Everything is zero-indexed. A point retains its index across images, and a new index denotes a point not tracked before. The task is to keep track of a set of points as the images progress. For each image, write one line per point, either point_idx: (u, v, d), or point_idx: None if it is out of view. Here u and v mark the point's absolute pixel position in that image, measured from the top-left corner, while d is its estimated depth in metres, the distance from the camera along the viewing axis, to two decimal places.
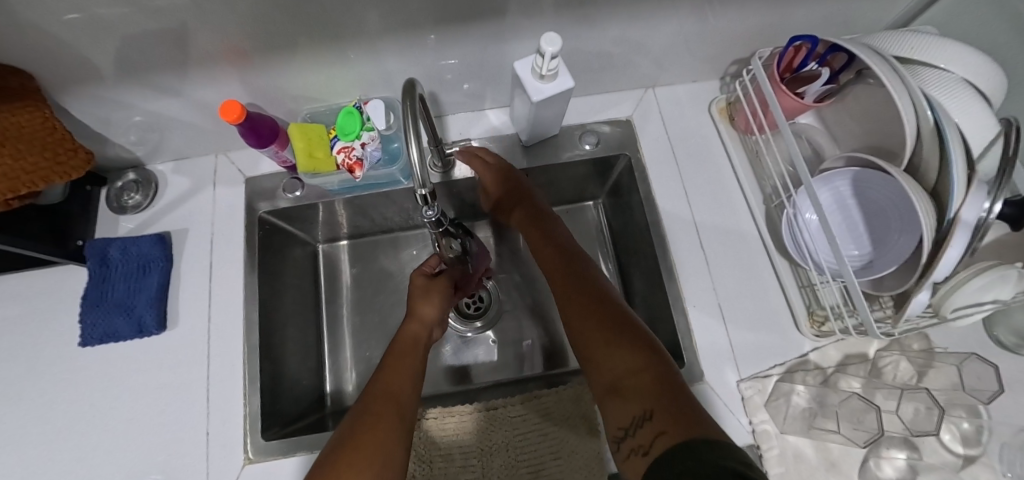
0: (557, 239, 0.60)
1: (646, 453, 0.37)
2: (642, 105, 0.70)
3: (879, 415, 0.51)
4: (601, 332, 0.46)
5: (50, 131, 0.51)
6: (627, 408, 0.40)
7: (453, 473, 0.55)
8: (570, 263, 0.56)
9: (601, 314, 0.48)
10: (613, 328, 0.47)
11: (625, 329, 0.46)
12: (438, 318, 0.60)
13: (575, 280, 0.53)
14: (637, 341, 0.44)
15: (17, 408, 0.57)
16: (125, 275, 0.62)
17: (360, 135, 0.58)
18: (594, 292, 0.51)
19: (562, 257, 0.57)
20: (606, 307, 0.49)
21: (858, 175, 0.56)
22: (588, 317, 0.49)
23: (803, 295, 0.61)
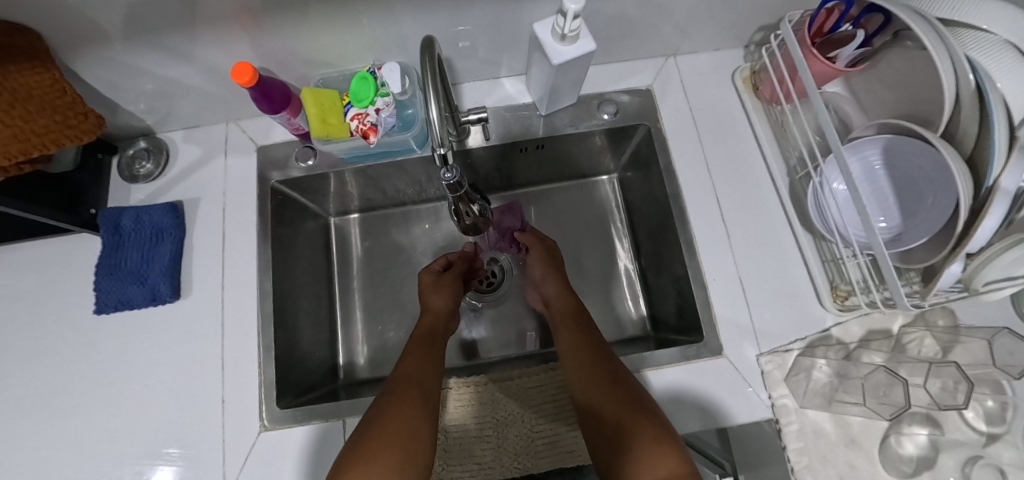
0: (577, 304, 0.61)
1: None
2: (663, 74, 0.68)
3: (907, 389, 0.50)
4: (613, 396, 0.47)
5: (60, 94, 0.50)
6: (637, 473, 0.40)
7: (469, 445, 0.55)
8: (585, 324, 0.57)
9: (613, 373, 0.49)
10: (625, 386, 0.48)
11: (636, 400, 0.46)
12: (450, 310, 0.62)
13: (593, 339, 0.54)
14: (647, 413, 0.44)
15: (36, 375, 0.57)
16: (138, 243, 0.61)
17: (375, 101, 0.56)
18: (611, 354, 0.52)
19: (577, 323, 0.57)
20: (613, 367, 0.50)
21: (889, 143, 0.54)
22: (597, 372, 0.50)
23: (827, 269, 0.59)
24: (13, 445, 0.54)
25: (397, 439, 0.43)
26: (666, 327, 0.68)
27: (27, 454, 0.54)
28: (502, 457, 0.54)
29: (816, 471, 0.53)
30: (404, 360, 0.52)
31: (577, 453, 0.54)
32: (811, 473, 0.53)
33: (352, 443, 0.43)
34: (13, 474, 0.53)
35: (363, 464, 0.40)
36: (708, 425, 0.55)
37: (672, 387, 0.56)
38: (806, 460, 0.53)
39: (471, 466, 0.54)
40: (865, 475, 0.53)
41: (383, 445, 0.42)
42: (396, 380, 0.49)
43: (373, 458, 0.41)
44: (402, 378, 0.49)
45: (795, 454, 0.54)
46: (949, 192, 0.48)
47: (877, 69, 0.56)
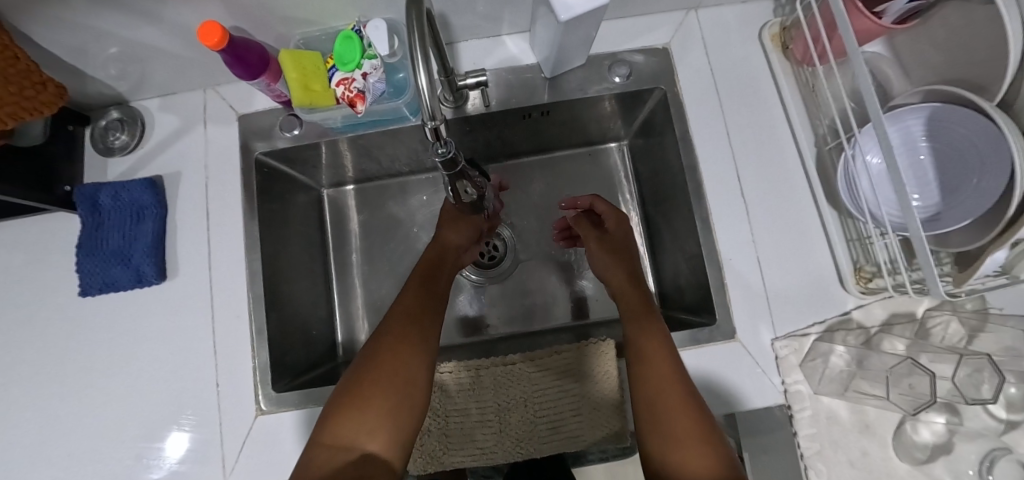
0: (647, 296, 0.55)
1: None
2: (683, 31, 0.61)
3: (934, 381, 0.48)
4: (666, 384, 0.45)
5: (12, 61, 0.45)
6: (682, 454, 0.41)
7: (470, 428, 0.53)
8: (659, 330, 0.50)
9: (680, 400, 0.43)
10: (689, 411, 0.43)
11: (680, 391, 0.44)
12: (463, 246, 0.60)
13: (665, 354, 0.47)
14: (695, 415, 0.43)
15: (28, 359, 0.56)
16: (118, 222, 0.58)
17: (361, 64, 0.51)
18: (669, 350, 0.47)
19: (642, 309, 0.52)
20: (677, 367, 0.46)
21: (935, 113, 0.48)
22: (673, 399, 0.44)
23: (852, 249, 0.55)
24: (14, 425, 0.55)
25: (386, 392, 0.43)
26: (676, 305, 0.65)
27: (31, 435, 0.54)
28: (503, 440, 0.53)
29: (826, 458, 0.52)
30: (405, 304, 0.50)
31: (580, 438, 0.52)
32: (821, 459, 0.52)
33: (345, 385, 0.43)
34: (20, 454, 0.54)
35: (354, 409, 0.42)
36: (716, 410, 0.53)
37: None
38: (817, 446, 0.52)
39: (472, 449, 0.52)
40: (877, 462, 0.52)
41: (376, 395, 0.42)
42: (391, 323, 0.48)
43: (368, 405, 0.42)
44: (403, 323, 0.48)
45: (806, 440, 0.53)
46: (1004, 171, 0.42)
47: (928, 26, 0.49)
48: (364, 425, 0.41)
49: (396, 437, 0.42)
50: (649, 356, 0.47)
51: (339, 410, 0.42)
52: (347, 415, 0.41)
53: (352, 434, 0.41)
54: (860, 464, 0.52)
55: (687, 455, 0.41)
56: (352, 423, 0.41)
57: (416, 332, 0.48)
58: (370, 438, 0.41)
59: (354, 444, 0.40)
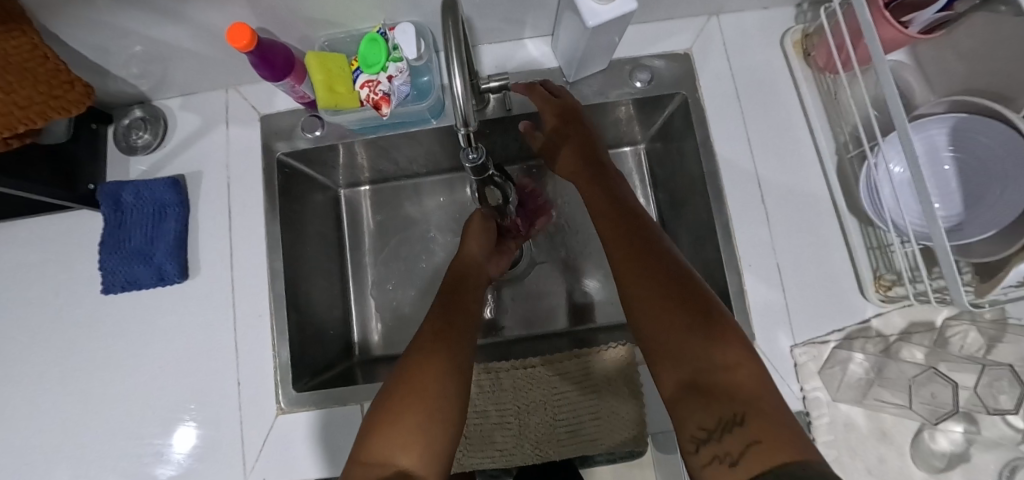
0: (639, 217, 0.51)
1: (733, 463, 0.33)
2: (704, 36, 0.61)
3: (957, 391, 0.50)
4: (682, 320, 0.41)
5: (41, 61, 0.45)
6: (708, 403, 0.37)
7: (489, 430, 0.53)
8: (660, 260, 0.45)
9: (711, 331, 0.40)
10: (720, 346, 0.39)
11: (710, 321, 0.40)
12: (484, 257, 0.59)
13: (678, 291, 0.42)
14: (731, 344, 0.39)
15: (51, 354, 0.57)
16: (141, 220, 0.58)
17: (387, 67, 0.51)
18: (701, 300, 0.42)
19: (633, 246, 0.48)
20: (698, 298, 0.42)
21: (960, 123, 0.48)
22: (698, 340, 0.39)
23: (872, 257, 0.55)
24: (38, 421, 0.55)
25: (418, 404, 0.40)
26: None
27: (54, 430, 0.55)
28: (522, 443, 0.53)
29: (844, 465, 0.52)
30: (432, 314, 0.49)
31: (600, 442, 0.52)
32: (839, 466, 0.52)
33: (382, 399, 0.42)
34: (43, 449, 0.54)
35: (389, 424, 0.39)
36: None
37: None
38: (835, 453, 0.52)
39: (491, 451, 0.53)
40: (894, 469, 0.52)
41: (406, 409, 0.40)
42: (422, 336, 0.46)
43: (398, 421, 0.39)
44: (431, 332, 0.46)
45: (824, 446, 0.53)
46: None
47: (953, 36, 0.50)
48: (399, 441, 0.39)
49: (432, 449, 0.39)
50: (651, 300, 0.43)
51: (375, 428, 0.40)
52: (385, 428, 0.39)
53: (386, 451, 0.38)
54: (877, 470, 0.52)
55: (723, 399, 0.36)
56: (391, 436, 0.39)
57: (446, 340, 0.46)
58: (409, 451, 0.38)
59: (388, 460, 0.38)
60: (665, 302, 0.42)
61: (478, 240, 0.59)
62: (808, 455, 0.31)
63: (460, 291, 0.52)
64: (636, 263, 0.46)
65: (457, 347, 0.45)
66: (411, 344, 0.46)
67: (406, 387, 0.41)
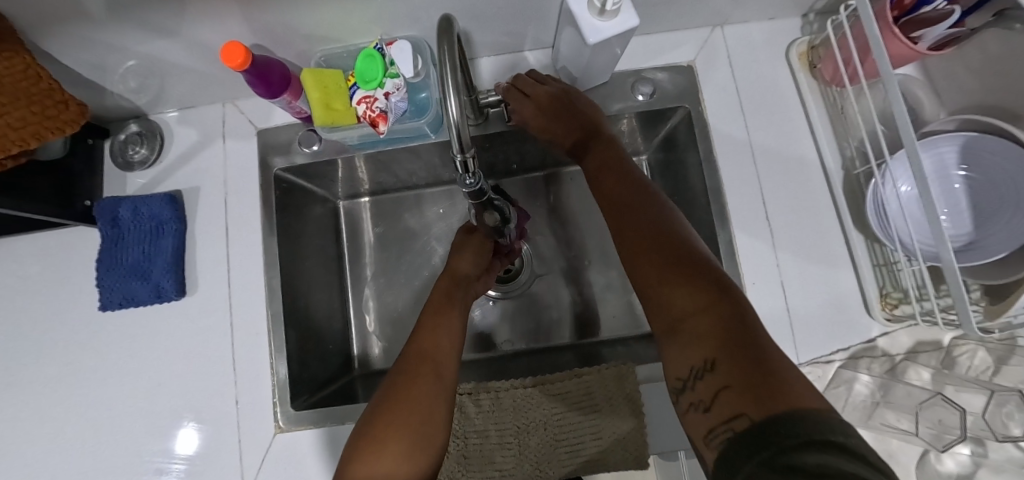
0: (625, 166, 0.49)
1: (707, 409, 0.31)
2: (708, 48, 0.60)
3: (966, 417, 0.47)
4: (658, 267, 0.38)
5: (34, 80, 0.45)
6: (686, 346, 0.34)
7: (489, 450, 0.53)
8: (641, 211, 0.43)
9: (683, 277, 0.37)
10: (691, 285, 0.36)
11: (685, 266, 0.37)
12: (473, 276, 0.56)
13: (656, 243, 0.40)
14: (701, 287, 0.36)
15: (50, 371, 0.57)
16: (138, 237, 0.58)
17: (384, 83, 0.50)
18: (688, 255, 0.38)
19: (620, 199, 0.46)
20: (678, 245, 0.39)
21: (970, 142, 0.47)
22: (677, 289, 0.36)
23: (879, 275, 0.54)
24: (38, 438, 0.55)
25: (399, 431, 0.39)
26: None
27: (52, 448, 0.55)
28: (522, 464, 0.52)
29: None
30: (416, 334, 0.47)
31: (601, 463, 0.52)
32: None
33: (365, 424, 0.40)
34: (43, 467, 0.54)
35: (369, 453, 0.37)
36: None
37: None
38: None
39: (491, 471, 0.52)
40: None
41: (390, 435, 0.38)
42: (405, 359, 0.44)
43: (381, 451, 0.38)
44: (414, 355, 0.44)
45: None
46: None
47: (965, 51, 0.48)
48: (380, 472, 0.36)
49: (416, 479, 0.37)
50: (631, 248, 0.41)
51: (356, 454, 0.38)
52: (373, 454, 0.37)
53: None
54: None
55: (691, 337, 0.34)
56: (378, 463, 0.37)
57: (430, 365, 0.44)
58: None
59: None
60: (646, 252, 0.40)
61: (469, 262, 0.55)
62: (807, 399, 0.27)
63: (447, 308, 0.50)
64: (619, 215, 0.44)
65: (439, 371, 0.43)
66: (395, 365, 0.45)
67: (389, 412, 0.40)
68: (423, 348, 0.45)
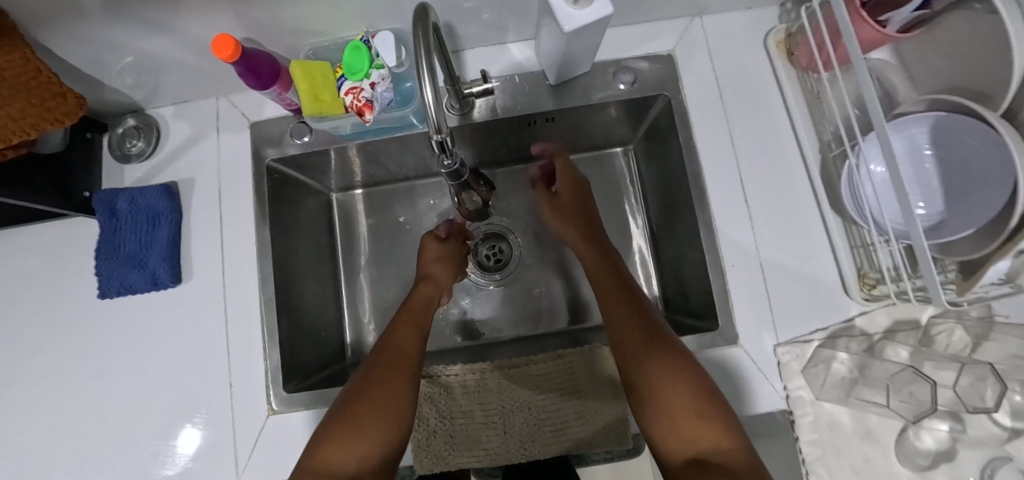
0: (623, 274, 0.56)
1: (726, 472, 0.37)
2: (687, 38, 0.61)
3: (936, 388, 0.50)
4: (675, 373, 0.44)
5: (35, 74, 0.47)
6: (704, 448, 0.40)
7: (475, 431, 0.54)
8: (645, 317, 0.50)
9: (699, 396, 0.43)
10: (705, 408, 0.42)
11: (700, 391, 0.43)
12: (445, 281, 0.63)
13: (667, 351, 0.46)
14: (710, 412, 0.42)
15: (53, 358, 0.59)
16: (135, 227, 0.59)
17: (369, 74, 0.51)
18: (697, 372, 0.44)
19: (629, 301, 0.52)
20: (679, 354, 0.46)
21: (940, 121, 0.48)
22: (682, 402, 0.42)
23: (856, 256, 0.55)
24: (40, 422, 0.57)
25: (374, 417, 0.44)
26: (679, 310, 0.66)
27: (56, 431, 0.57)
28: (507, 444, 0.53)
29: (828, 464, 0.52)
30: (390, 333, 0.53)
31: (584, 443, 0.53)
32: (823, 465, 0.52)
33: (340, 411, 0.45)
34: (48, 449, 0.56)
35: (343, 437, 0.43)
36: None
37: None
38: (819, 452, 0.53)
39: (477, 451, 0.53)
40: (881, 470, 0.52)
41: (363, 421, 0.44)
42: (379, 354, 0.50)
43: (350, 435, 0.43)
44: (389, 352, 0.50)
45: (808, 445, 0.53)
46: (1005, 180, 0.43)
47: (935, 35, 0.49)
48: (350, 454, 0.42)
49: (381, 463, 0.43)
50: (641, 354, 0.47)
51: (327, 436, 0.43)
52: (332, 442, 0.42)
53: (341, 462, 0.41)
54: (864, 471, 0.52)
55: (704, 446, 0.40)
56: (334, 451, 0.42)
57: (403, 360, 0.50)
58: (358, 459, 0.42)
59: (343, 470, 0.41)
60: (659, 358, 0.45)
61: (447, 269, 0.64)
62: None
63: (423, 315, 0.56)
64: (625, 317, 0.50)
65: (412, 368, 0.50)
66: (370, 357, 0.51)
67: (366, 398, 0.46)
68: (392, 352, 0.51)
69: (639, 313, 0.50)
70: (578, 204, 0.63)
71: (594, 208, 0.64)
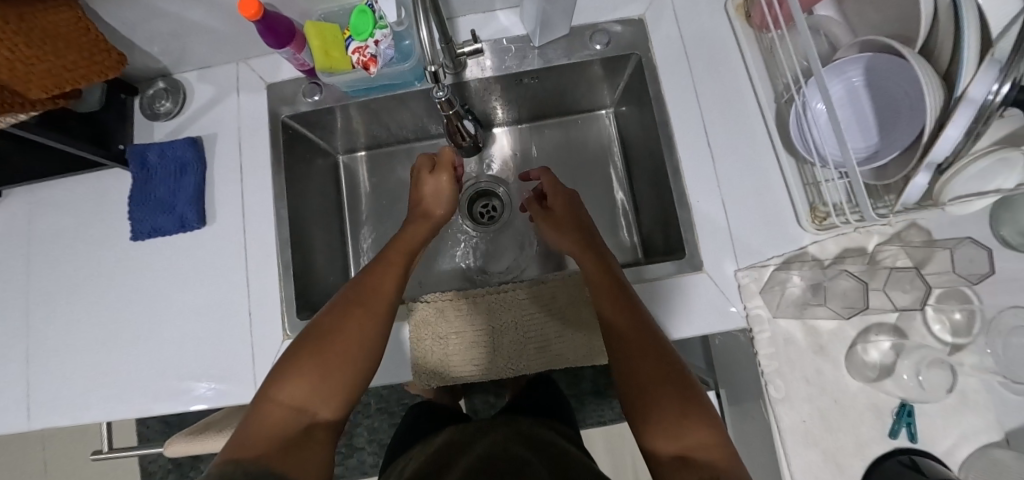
0: (608, 262, 0.58)
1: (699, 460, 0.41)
2: (656, 3, 0.69)
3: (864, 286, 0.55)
4: (657, 366, 0.48)
5: (85, 31, 0.54)
6: (681, 433, 0.44)
7: (468, 349, 0.61)
8: (628, 301, 0.53)
9: (675, 384, 0.47)
10: (681, 396, 0.46)
11: (675, 377, 0.47)
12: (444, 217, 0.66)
13: (652, 344, 0.49)
14: (686, 397, 0.46)
15: (96, 292, 0.66)
16: (165, 176, 0.66)
17: (373, 33, 0.59)
18: (674, 363, 0.48)
19: (616, 290, 0.54)
20: (659, 344, 0.49)
21: (871, 62, 0.55)
22: (662, 393, 0.46)
23: (807, 192, 0.61)
24: (91, 346, 0.65)
25: (331, 361, 0.49)
26: (656, 252, 0.72)
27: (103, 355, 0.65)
28: (497, 359, 0.60)
29: (783, 374, 0.59)
30: (364, 278, 0.56)
31: (563, 356, 0.60)
32: (779, 375, 0.59)
33: (301, 354, 0.49)
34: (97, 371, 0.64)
35: (300, 377, 0.48)
36: (688, 332, 0.60)
37: (655, 298, 0.61)
38: (776, 364, 0.59)
39: (470, 366, 0.60)
40: (830, 378, 0.59)
41: (320, 363, 0.49)
42: (345, 300, 0.53)
43: (310, 374, 0.48)
44: (354, 298, 0.53)
45: (766, 359, 0.60)
46: (922, 104, 0.50)
47: None
48: (308, 394, 0.47)
49: (339, 402, 0.49)
50: (627, 339, 0.50)
51: (289, 377, 0.48)
52: (298, 375, 0.48)
53: (302, 401, 0.47)
54: (815, 379, 0.59)
55: (678, 426, 0.44)
56: (300, 385, 0.47)
57: (365, 305, 0.53)
58: (316, 398, 0.48)
59: (305, 408, 0.47)
60: (642, 350, 0.49)
61: (442, 204, 0.66)
62: None
63: (404, 260, 0.59)
64: (614, 305, 0.53)
65: (374, 313, 0.53)
66: (336, 302, 0.53)
67: (324, 344, 0.50)
68: (363, 290, 0.54)
69: (624, 301, 0.53)
70: (574, 220, 0.64)
71: (588, 220, 0.65)
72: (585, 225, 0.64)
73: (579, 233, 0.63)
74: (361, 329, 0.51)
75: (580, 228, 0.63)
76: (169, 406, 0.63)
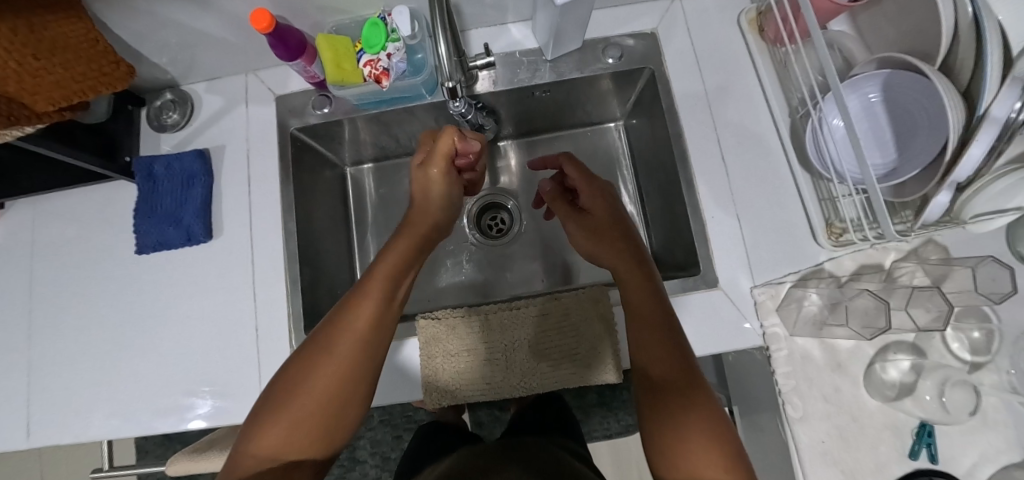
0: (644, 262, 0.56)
1: None
2: (668, 17, 0.68)
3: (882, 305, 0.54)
4: (682, 388, 0.46)
5: (93, 44, 0.53)
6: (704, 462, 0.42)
7: (478, 367, 0.59)
8: (663, 312, 0.51)
9: (697, 408, 0.45)
10: (706, 426, 0.44)
11: (695, 396, 0.46)
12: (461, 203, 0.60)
13: (680, 361, 0.48)
14: (709, 419, 0.44)
15: (100, 306, 0.65)
16: (171, 188, 0.65)
17: (385, 47, 0.58)
18: (696, 388, 0.46)
19: (654, 301, 0.52)
20: (686, 360, 0.48)
21: (889, 78, 0.54)
22: (684, 415, 0.44)
23: (823, 208, 0.60)
24: (92, 362, 0.64)
25: (308, 399, 0.44)
26: (667, 266, 0.71)
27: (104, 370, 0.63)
28: (508, 377, 0.59)
29: (801, 393, 0.58)
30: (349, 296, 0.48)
31: (575, 376, 0.59)
32: (797, 394, 0.58)
33: (276, 394, 0.45)
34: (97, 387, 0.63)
35: (274, 421, 0.43)
36: (703, 350, 0.59)
37: None
38: (793, 383, 0.59)
39: (480, 384, 0.59)
40: (849, 397, 0.58)
41: (297, 403, 0.44)
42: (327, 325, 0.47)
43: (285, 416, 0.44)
44: (334, 324, 0.46)
45: (783, 377, 0.59)
46: (943, 122, 0.49)
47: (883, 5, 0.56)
48: (284, 441, 0.43)
49: (320, 443, 0.45)
50: (653, 356, 0.49)
51: (263, 424, 0.43)
52: (272, 421, 0.43)
53: (278, 448, 0.43)
54: (833, 398, 0.58)
55: (699, 453, 0.42)
56: (275, 431, 0.43)
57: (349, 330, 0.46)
58: (296, 442, 0.43)
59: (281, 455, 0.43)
60: (671, 365, 0.48)
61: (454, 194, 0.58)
62: None
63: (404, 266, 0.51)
64: (642, 323, 0.51)
65: (359, 338, 0.46)
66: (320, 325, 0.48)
67: (301, 379, 0.44)
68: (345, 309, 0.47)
69: (655, 314, 0.51)
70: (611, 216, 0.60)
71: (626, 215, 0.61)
72: (623, 221, 0.59)
73: (621, 233, 0.58)
74: (339, 362, 0.45)
75: (619, 225, 0.59)
76: (172, 424, 0.61)
